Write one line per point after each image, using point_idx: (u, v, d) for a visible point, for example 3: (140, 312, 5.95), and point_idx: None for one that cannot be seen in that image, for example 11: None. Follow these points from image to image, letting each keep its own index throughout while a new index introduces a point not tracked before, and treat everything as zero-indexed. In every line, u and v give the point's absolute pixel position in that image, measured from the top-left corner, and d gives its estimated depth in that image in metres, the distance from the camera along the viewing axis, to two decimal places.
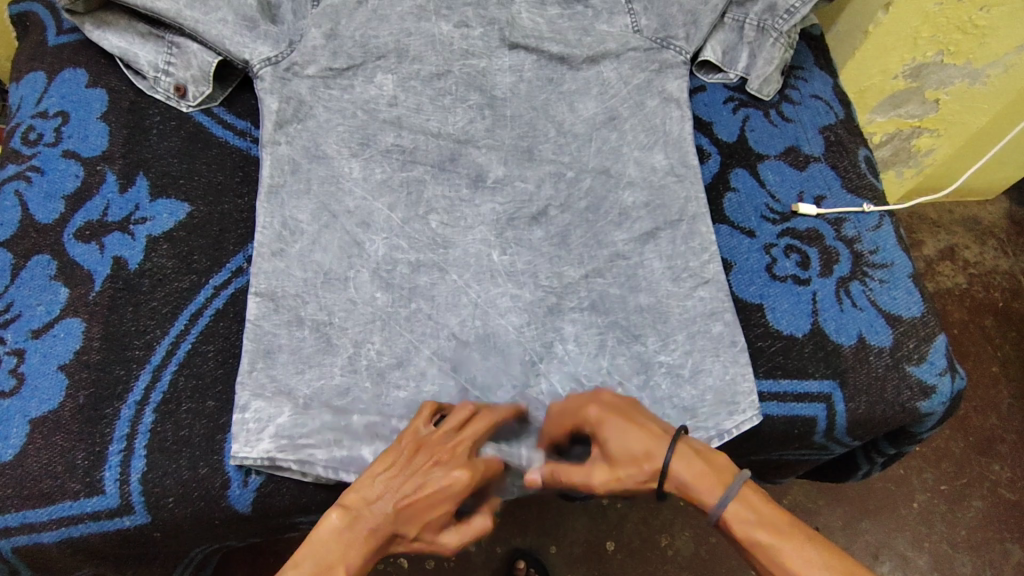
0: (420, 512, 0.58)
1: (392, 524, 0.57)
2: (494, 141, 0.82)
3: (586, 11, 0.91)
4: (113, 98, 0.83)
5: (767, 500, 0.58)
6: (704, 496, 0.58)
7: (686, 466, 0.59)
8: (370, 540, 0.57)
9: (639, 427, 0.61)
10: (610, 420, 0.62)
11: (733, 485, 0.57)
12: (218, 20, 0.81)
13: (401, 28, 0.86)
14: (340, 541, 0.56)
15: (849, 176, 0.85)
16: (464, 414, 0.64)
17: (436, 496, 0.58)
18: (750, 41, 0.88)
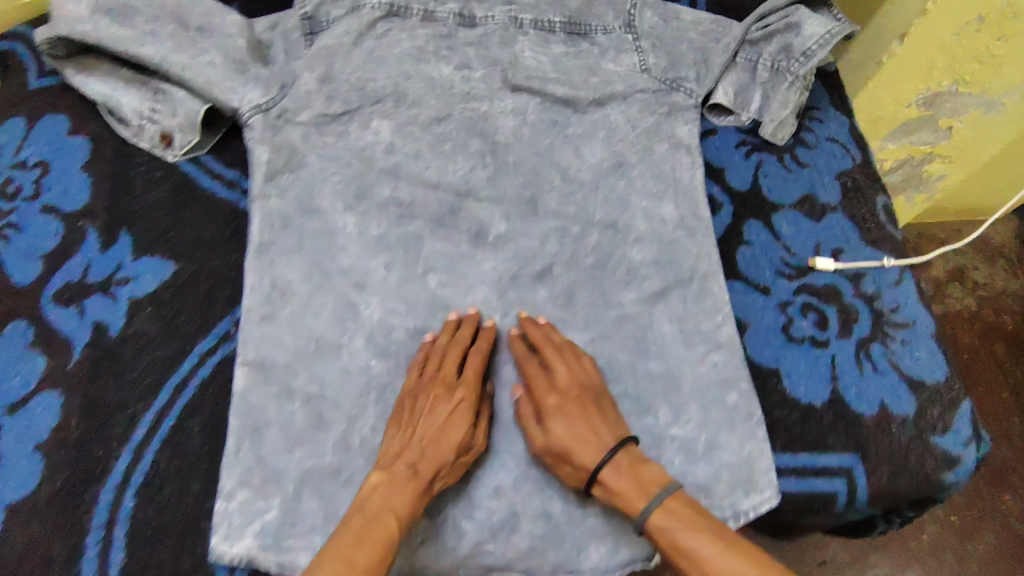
0: (447, 443, 0.62)
1: (427, 462, 0.61)
2: (496, 191, 0.79)
3: (592, 49, 0.88)
4: (96, 146, 0.79)
5: (692, 509, 0.58)
6: (630, 499, 0.59)
7: (616, 474, 0.61)
8: (412, 480, 0.59)
9: (584, 424, 0.63)
10: (559, 415, 0.63)
11: (657, 493, 0.58)
12: (206, 63, 0.78)
13: (398, 71, 0.82)
14: (384, 490, 0.59)
15: (868, 226, 0.80)
16: (441, 346, 0.68)
17: (448, 420, 0.63)
18: (763, 82, 0.83)
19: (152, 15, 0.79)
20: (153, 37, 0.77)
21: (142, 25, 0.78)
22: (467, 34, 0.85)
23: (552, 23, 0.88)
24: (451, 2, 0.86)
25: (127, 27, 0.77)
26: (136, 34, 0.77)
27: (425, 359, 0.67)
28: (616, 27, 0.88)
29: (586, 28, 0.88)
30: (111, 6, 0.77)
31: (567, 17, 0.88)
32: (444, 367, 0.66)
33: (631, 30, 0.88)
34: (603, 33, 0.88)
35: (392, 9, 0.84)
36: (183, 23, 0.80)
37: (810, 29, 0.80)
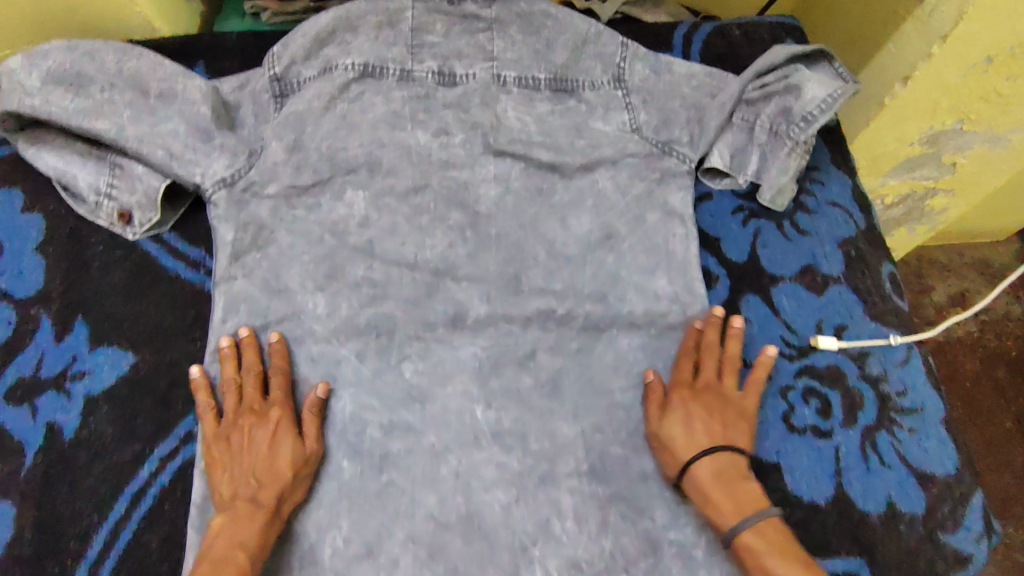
0: (275, 465, 0.61)
1: (264, 490, 0.60)
2: (478, 266, 0.75)
3: (579, 106, 0.83)
4: (52, 224, 0.74)
5: (783, 538, 0.58)
6: (722, 512, 0.60)
7: (711, 477, 0.61)
8: (256, 510, 0.59)
9: (705, 427, 0.64)
10: (681, 413, 0.64)
11: (750, 514, 0.59)
12: (169, 133, 0.74)
13: (373, 139, 0.78)
14: (228, 529, 0.58)
15: (872, 299, 0.76)
16: (232, 373, 0.66)
17: (272, 442, 0.62)
18: (761, 143, 0.78)
19: (108, 82, 0.74)
20: (111, 106, 0.73)
21: (98, 93, 0.73)
22: (446, 94, 0.81)
23: (537, 80, 0.83)
24: (429, 60, 0.81)
25: (84, 97, 0.72)
26: (92, 104, 0.72)
27: (226, 389, 0.66)
28: (606, 82, 0.84)
29: (573, 85, 0.84)
30: (66, 75, 0.73)
31: (553, 74, 0.84)
32: (245, 397, 0.65)
33: (621, 84, 0.84)
34: (591, 90, 0.84)
35: (366, 70, 0.79)
36: (142, 88, 0.75)
37: (811, 92, 0.75)
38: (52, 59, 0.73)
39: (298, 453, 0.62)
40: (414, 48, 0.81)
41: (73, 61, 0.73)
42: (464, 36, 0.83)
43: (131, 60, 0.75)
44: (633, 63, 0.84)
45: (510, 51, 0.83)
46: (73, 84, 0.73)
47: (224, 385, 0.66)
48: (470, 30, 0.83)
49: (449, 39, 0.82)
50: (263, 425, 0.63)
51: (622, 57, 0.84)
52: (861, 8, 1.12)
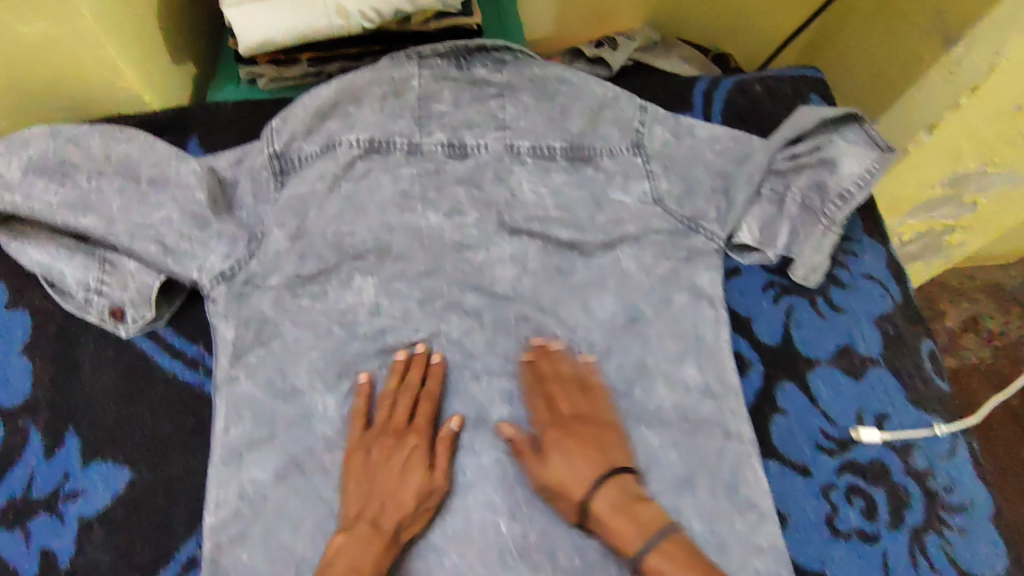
0: (403, 495, 0.61)
1: (386, 517, 0.60)
2: (497, 357, 0.70)
3: (597, 175, 0.79)
4: (39, 321, 0.69)
5: (689, 554, 0.56)
6: (625, 540, 0.58)
7: (607, 508, 0.59)
8: (374, 536, 0.59)
9: (583, 455, 0.61)
10: (559, 448, 0.62)
11: (653, 535, 0.57)
12: (162, 221, 0.69)
13: (381, 222, 0.73)
14: (348, 550, 0.58)
15: (912, 383, 0.72)
16: (392, 389, 0.66)
17: (404, 471, 0.62)
18: (792, 217, 0.74)
19: (95, 169, 0.69)
20: (99, 196, 0.68)
21: (84, 182, 0.68)
22: (457, 167, 0.77)
23: (553, 149, 0.79)
24: (438, 133, 0.77)
25: (70, 188, 0.68)
26: (79, 196, 0.68)
27: (380, 402, 0.66)
28: (624, 149, 0.80)
29: (590, 152, 0.80)
30: (49, 164, 0.68)
31: (569, 142, 0.79)
32: (393, 416, 0.65)
33: (640, 150, 0.80)
34: (610, 157, 0.80)
35: (372, 145, 0.75)
36: (132, 174, 0.70)
37: (848, 168, 0.71)
38: (33, 148, 0.68)
39: (424, 484, 0.62)
40: (422, 120, 0.77)
41: (57, 149, 0.69)
42: (474, 103, 0.79)
43: (119, 145, 0.70)
44: (652, 128, 0.80)
45: (524, 119, 0.79)
46: (57, 173, 0.68)
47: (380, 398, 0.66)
48: (480, 98, 0.79)
49: (458, 108, 0.78)
50: (400, 449, 0.63)
51: (641, 121, 0.80)
52: (875, 48, 1.07)
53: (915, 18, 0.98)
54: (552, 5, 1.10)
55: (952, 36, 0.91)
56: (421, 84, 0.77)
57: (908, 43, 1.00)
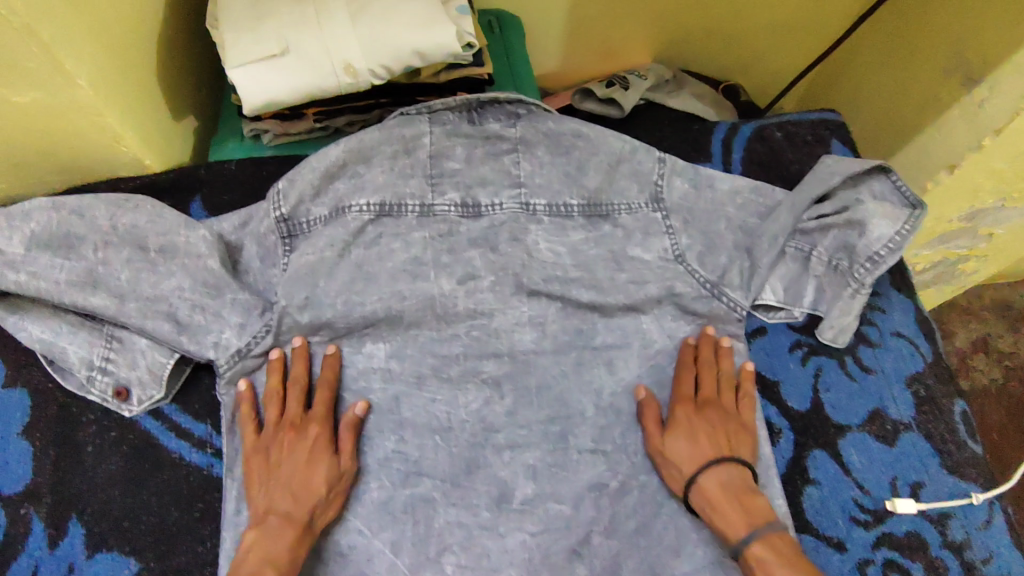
0: (311, 484, 0.60)
1: (298, 507, 0.59)
2: (520, 429, 0.68)
3: (615, 232, 0.77)
4: (39, 402, 0.66)
5: (794, 551, 0.56)
6: (729, 525, 0.59)
7: (717, 488, 0.61)
8: (288, 527, 0.58)
9: (709, 441, 0.63)
10: (685, 428, 0.64)
11: (760, 526, 0.58)
12: (174, 290, 0.67)
13: (393, 291, 0.71)
14: (262, 543, 0.56)
15: (947, 447, 0.69)
16: (277, 387, 0.66)
17: (310, 459, 0.61)
18: (818, 275, 0.72)
19: (101, 240, 0.67)
20: (108, 269, 0.66)
21: (93, 253, 0.66)
22: (470, 227, 0.75)
23: (569, 207, 0.77)
24: (451, 192, 0.75)
25: (76, 261, 0.66)
26: (84, 270, 0.66)
27: (268, 402, 0.66)
28: (642, 204, 0.77)
29: (607, 210, 0.77)
30: (52, 237, 0.66)
31: (587, 199, 0.77)
32: (286, 411, 0.65)
33: (659, 205, 0.77)
34: (628, 213, 0.77)
35: (383, 209, 0.73)
36: (140, 244, 0.68)
37: (877, 230, 0.68)
38: (33, 222, 0.65)
39: (331, 468, 0.62)
40: (433, 179, 0.75)
41: (60, 221, 0.66)
42: (487, 160, 0.76)
43: (125, 215, 0.68)
44: (671, 181, 0.77)
45: (539, 175, 0.77)
46: (63, 245, 0.66)
47: (267, 398, 0.66)
48: (493, 154, 0.77)
49: (471, 166, 0.76)
50: (303, 439, 0.63)
51: (659, 174, 0.77)
52: (889, 83, 1.04)
53: (935, 54, 0.95)
54: (559, 43, 1.09)
55: (972, 75, 0.89)
56: (432, 142, 0.74)
57: (925, 80, 0.97)
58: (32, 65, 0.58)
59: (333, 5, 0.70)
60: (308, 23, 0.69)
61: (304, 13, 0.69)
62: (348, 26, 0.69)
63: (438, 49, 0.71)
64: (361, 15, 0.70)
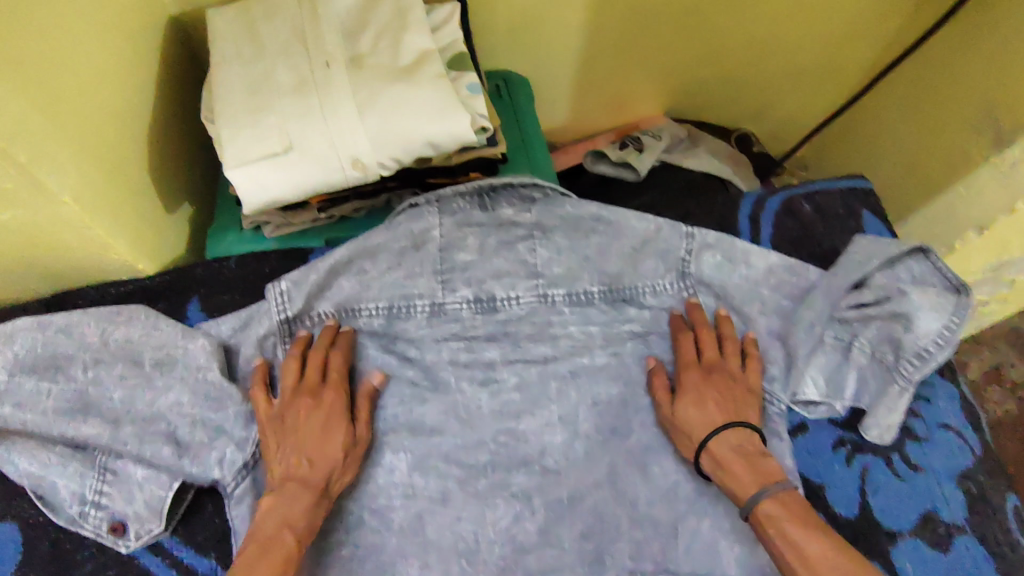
0: (330, 450, 0.61)
1: (315, 470, 0.60)
2: (553, 549, 0.63)
3: (642, 314, 0.74)
4: (31, 536, 0.61)
5: (803, 508, 0.58)
6: (739, 484, 0.60)
7: (727, 450, 0.62)
8: (305, 489, 0.58)
9: (718, 405, 0.64)
10: (693, 393, 0.65)
11: (771, 485, 0.59)
12: (171, 407, 0.62)
13: (413, 391, 0.68)
14: (278, 509, 0.57)
15: (1001, 550, 0.65)
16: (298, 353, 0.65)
17: (329, 423, 0.61)
18: (860, 367, 0.68)
19: (91, 358, 0.62)
20: (99, 389, 0.61)
21: (81, 374, 0.61)
22: (487, 323, 0.71)
23: (589, 294, 0.73)
24: (462, 288, 0.71)
25: (66, 383, 0.61)
26: (76, 392, 0.61)
27: (287, 366, 0.64)
28: (669, 285, 0.75)
29: (632, 291, 0.74)
30: (39, 360, 0.61)
31: (608, 283, 0.74)
32: (305, 376, 0.64)
33: (686, 281, 0.75)
34: (653, 295, 0.74)
35: (392, 311, 0.70)
36: (135, 358, 0.63)
37: (924, 322, 0.63)
38: (16, 345, 0.60)
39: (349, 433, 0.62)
40: (443, 275, 0.71)
41: (47, 341, 0.61)
42: (500, 250, 0.72)
43: (118, 329, 0.63)
44: (700, 255, 0.74)
45: (557, 263, 0.73)
46: (49, 367, 0.61)
47: (287, 362, 0.65)
48: (507, 241, 0.73)
49: (484, 257, 0.72)
50: (321, 404, 0.62)
51: (687, 249, 0.74)
52: (912, 135, 1.00)
53: (964, 106, 0.91)
54: (569, 98, 1.05)
55: (1006, 134, 0.84)
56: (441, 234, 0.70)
57: (954, 136, 0.93)
58: (11, 186, 0.54)
59: (339, 94, 0.65)
60: (312, 115, 0.64)
61: (308, 104, 0.64)
62: (354, 118, 0.64)
63: (454, 140, 0.67)
64: (369, 105, 0.65)
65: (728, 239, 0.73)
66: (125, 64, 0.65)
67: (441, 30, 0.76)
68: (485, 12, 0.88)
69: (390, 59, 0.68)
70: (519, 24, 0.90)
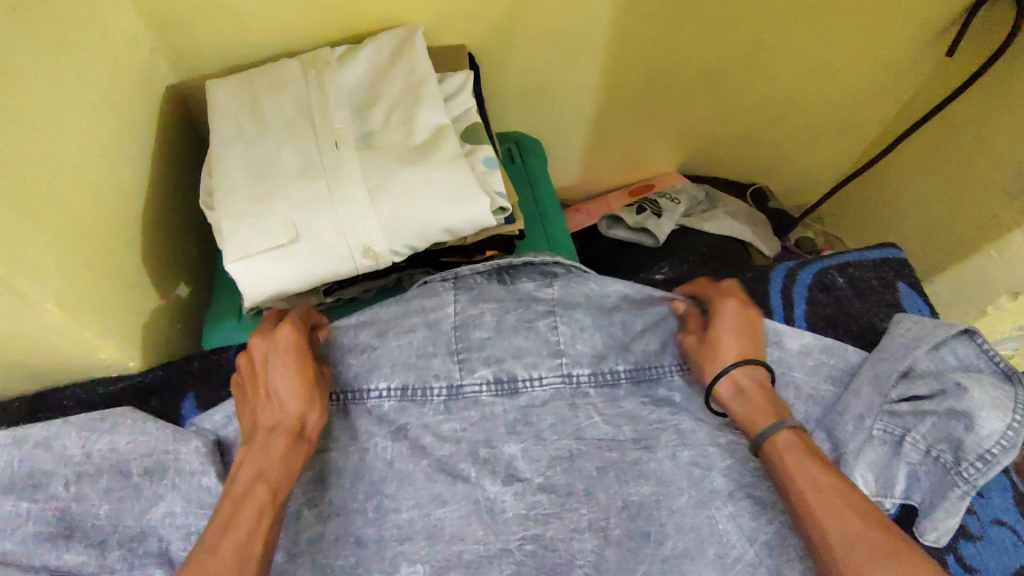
0: (291, 391, 0.58)
1: (285, 415, 0.57)
2: None
3: (671, 399, 0.69)
4: None
5: (817, 449, 0.59)
6: (757, 417, 0.61)
7: (747, 381, 0.64)
8: (276, 437, 0.56)
9: (750, 340, 0.65)
10: (728, 321, 0.66)
11: (789, 419, 0.60)
12: (165, 519, 0.57)
13: (431, 494, 0.62)
14: (251, 460, 0.55)
15: None
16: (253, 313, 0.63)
17: (290, 362, 0.58)
18: (913, 462, 0.63)
19: (73, 472, 0.57)
20: (82, 505, 0.56)
21: (61, 490, 0.56)
22: (507, 407, 0.66)
23: (616, 373, 0.68)
24: (481, 368, 0.66)
25: (45, 502, 0.56)
26: (56, 511, 0.56)
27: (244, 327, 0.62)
28: None
29: (656, 371, 0.69)
30: (15, 478, 0.56)
31: (632, 362, 0.69)
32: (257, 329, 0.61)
33: None
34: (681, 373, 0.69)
35: (405, 394, 0.65)
36: (122, 468, 0.58)
37: (987, 423, 0.59)
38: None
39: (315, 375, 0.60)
40: (460, 355, 0.66)
41: (23, 458, 0.57)
42: (519, 328, 0.68)
43: (101, 439, 0.58)
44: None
45: (581, 342, 0.68)
46: (28, 485, 0.56)
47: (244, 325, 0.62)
48: (527, 318, 0.68)
49: (503, 334, 0.67)
50: (279, 346, 0.59)
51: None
52: (936, 197, 0.98)
53: (993, 172, 0.88)
54: (580, 156, 1.00)
55: None
56: (457, 311, 0.67)
57: (982, 199, 0.90)
58: None
59: (349, 179, 0.60)
60: (320, 202, 0.59)
61: (317, 189, 0.60)
62: (367, 205, 0.60)
63: (470, 225, 0.62)
64: (382, 191, 0.60)
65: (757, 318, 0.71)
66: (111, 140, 0.60)
67: (454, 100, 0.72)
68: (496, 75, 0.84)
69: (402, 137, 0.64)
70: (531, 86, 0.86)
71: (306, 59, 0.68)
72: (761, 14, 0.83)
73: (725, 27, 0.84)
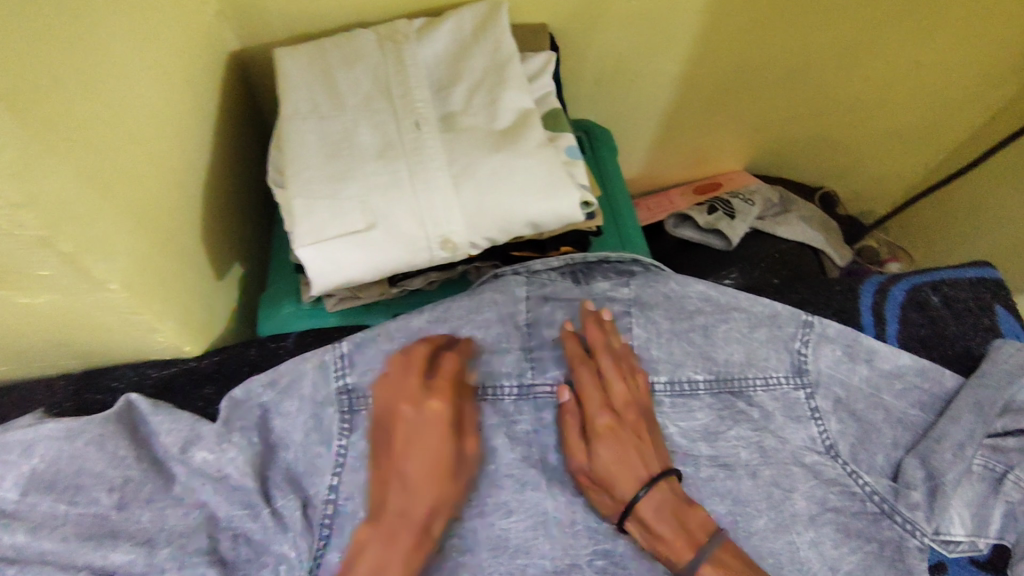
0: (427, 481, 0.54)
1: (412, 505, 0.53)
2: None
3: (751, 411, 0.64)
4: None
5: (745, 564, 0.53)
6: (673, 549, 0.53)
7: (655, 511, 0.54)
8: (400, 530, 0.53)
9: (635, 452, 0.56)
10: (608, 438, 0.56)
11: (705, 544, 0.53)
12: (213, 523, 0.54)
13: (496, 501, 0.58)
14: (372, 554, 0.52)
15: None
16: (397, 366, 0.57)
17: (435, 447, 0.55)
18: (1011, 500, 0.59)
19: (119, 477, 0.53)
20: (124, 513, 0.53)
21: (104, 497, 0.53)
22: None
23: (694, 384, 0.64)
24: (553, 370, 0.63)
25: (85, 506, 0.53)
26: (98, 517, 0.52)
27: (388, 376, 0.57)
28: (783, 378, 0.65)
29: (740, 384, 0.64)
30: (59, 477, 0.53)
31: (716, 373, 0.64)
32: (405, 389, 0.56)
33: (803, 378, 0.65)
34: (765, 390, 0.64)
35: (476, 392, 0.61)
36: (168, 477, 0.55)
37: None
38: (36, 457, 0.53)
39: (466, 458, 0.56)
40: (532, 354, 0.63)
41: (72, 455, 0.53)
42: None
43: (155, 441, 0.56)
44: (819, 348, 0.65)
45: (656, 347, 0.65)
46: (70, 486, 0.53)
47: (392, 373, 0.57)
48: None
49: None
50: (429, 423, 0.55)
51: (804, 340, 0.65)
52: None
53: None
54: (647, 148, 0.95)
55: None
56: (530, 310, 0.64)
57: None
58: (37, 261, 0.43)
59: (431, 163, 0.56)
60: (399, 186, 0.55)
61: (396, 173, 0.56)
62: (450, 192, 0.55)
63: (557, 220, 0.58)
64: (467, 177, 0.56)
65: (853, 333, 0.65)
66: (179, 105, 0.56)
67: (535, 82, 0.67)
68: (574, 60, 0.79)
69: (486, 121, 0.59)
70: (607, 72, 0.81)
71: (382, 30, 0.63)
72: (856, 9, 0.77)
73: (816, 24, 0.78)
